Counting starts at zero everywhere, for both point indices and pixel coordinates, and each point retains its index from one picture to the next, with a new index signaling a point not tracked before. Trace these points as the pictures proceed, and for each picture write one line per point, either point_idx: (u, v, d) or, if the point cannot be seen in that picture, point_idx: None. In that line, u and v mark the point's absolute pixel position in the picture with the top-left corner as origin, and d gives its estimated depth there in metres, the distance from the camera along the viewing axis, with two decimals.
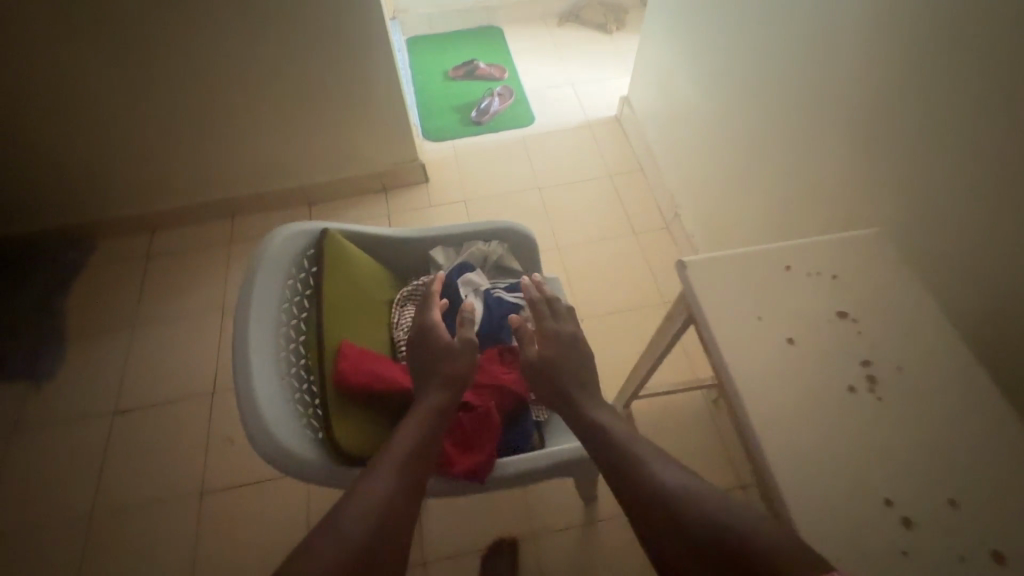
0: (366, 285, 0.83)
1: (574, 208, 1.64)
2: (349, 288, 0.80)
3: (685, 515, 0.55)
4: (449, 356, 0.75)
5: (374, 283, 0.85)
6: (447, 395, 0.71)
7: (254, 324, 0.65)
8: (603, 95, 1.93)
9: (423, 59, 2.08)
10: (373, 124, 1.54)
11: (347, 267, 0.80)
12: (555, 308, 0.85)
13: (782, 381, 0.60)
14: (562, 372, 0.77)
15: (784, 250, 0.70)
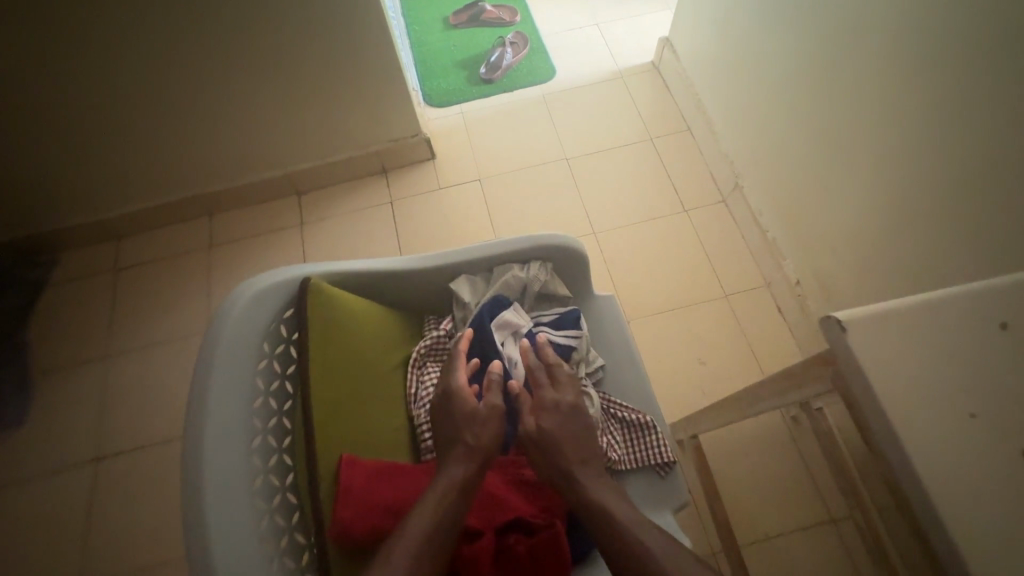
0: (371, 349, 0.61)
1: (610, 183, 1.38)
2: (346, 361, 0.58)
3: None
4: (471, 419, 0.57)
5: (381, 340, 0.62)
6: (468, 470, 0.53)
7: (211, 449, 0.45)
8: (636, 37, 1.61)
9: (418, 4, 1.75)
10: (365, 94, 1.27)
11: (340, 330, 0.58)
12: (554, 375, 0.63)
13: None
14: (563, 450, 0.57)
15: (995, 297, 0.46)
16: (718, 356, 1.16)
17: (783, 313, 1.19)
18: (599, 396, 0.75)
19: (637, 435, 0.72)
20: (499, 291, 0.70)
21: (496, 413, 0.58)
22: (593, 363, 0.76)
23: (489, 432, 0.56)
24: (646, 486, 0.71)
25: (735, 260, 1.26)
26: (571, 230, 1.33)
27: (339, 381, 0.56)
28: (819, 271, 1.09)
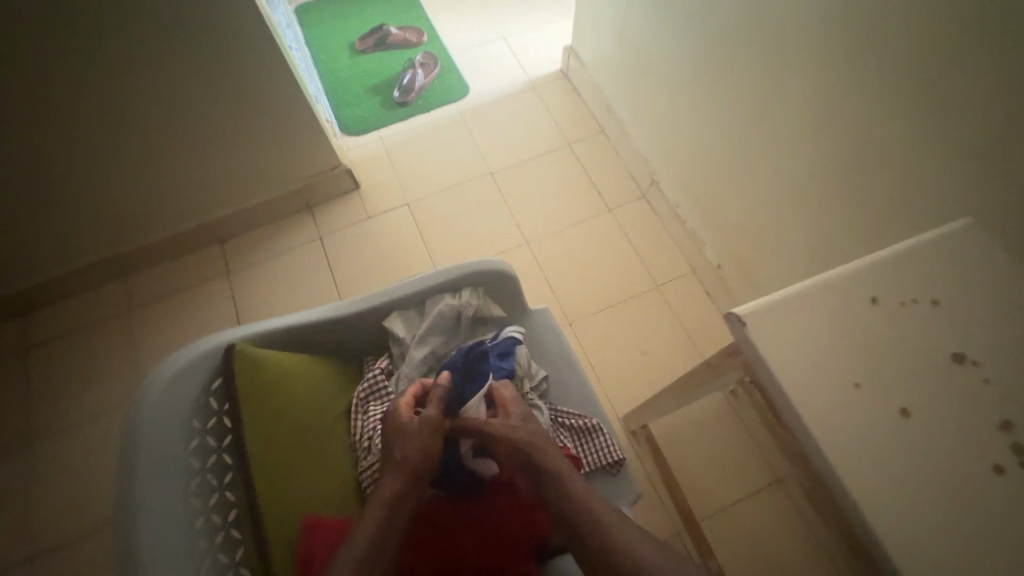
0: (308, 404, 0.60)
1: (535, 192, 1.42)
2: (281, 423, 0.57)
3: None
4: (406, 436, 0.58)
5: (318, 394, 0.62)
6: (397, 485, 0.54)
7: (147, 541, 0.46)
8: (543, 48, 1.66)
9: (322, 32, 1.71)
10: (278, 133, 1.24)
11: (274, 392, 0.57)
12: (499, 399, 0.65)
13: (923, 476, 0.44)
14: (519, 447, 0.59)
15: (866, 274, 0.53)
16: (658, 346, 1.22)
17: (710, 297, 1.27)
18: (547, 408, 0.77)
19: (585, 438, 0.75)
20: (434, 323, 0.69)
21: (429, 423, 0.59)
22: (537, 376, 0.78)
23: (417, 444, 0.57)
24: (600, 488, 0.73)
25: (661, 251, 1.33)
26: (504, 243, 1.35)
27: (269, 453, 0.55)
28: (736, 253, 1.17)
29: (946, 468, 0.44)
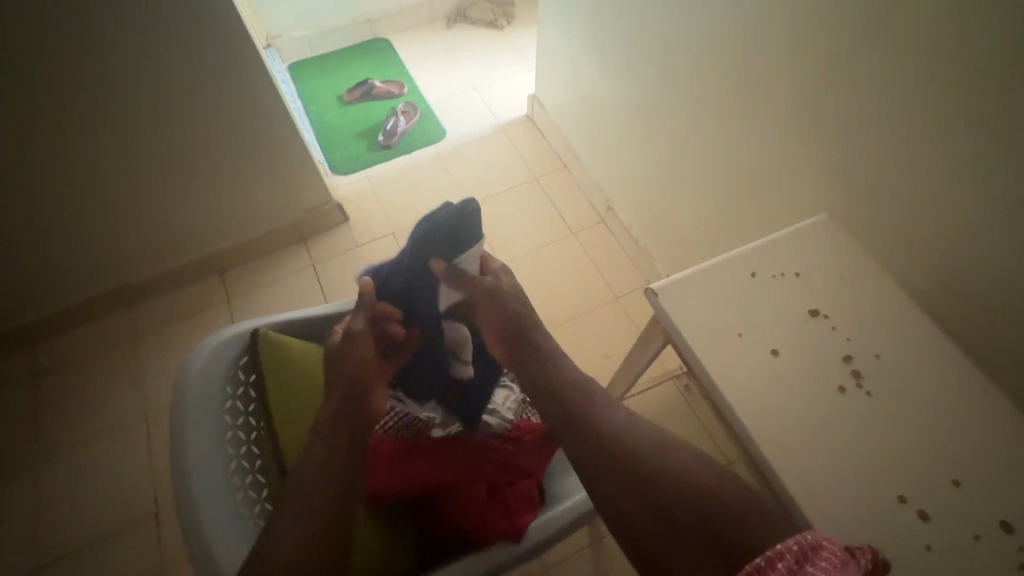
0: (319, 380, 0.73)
1: (507, 220, 1.59)
2: (300, 392, 0.70)
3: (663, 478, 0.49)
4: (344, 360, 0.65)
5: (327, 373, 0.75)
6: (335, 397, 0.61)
7: (198, 470, 0.57)
8: (510, 96, 1.88)
9: (312, 86, 1.91)
10: (277, 173, 1.40)
11: (293, 367, 0.70)
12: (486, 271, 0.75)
13: (789, 404, 0.59)
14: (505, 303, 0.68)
15: (747, 256, 0.70)
16: (620, 350, 1.37)
17: None
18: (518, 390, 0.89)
19: None
20: None
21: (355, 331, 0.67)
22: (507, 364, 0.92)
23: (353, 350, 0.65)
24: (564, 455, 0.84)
25: (619, 268, 1.51)
26: None
27: (283, 414, 0.68)
28: (681, 265, 1.35)
29: (806, 398, 0.60)
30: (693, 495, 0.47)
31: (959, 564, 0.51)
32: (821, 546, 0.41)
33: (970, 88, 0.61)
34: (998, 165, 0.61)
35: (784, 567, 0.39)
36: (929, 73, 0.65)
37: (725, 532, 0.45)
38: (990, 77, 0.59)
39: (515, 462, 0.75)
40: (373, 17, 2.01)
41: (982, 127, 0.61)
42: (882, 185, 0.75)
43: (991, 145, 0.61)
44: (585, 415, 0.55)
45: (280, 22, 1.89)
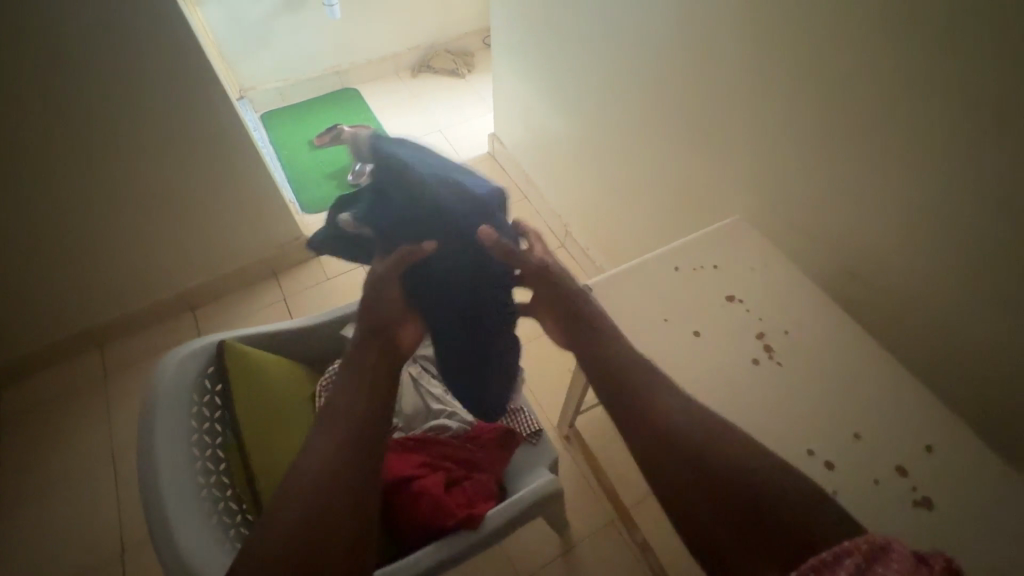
0: (281, 388, 0.77)
1: None
2: (263, 398, 0.74)
3: (708, 450, 0.54)
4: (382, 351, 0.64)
5: (289, 381, 0.79)
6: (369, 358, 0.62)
7: (164, 466, 0.60)
8: (472, 136, 2.01)
9: (284, 133, 2.01)
10: (247, 211, 1.47)
11: (256, 375, 0.74)
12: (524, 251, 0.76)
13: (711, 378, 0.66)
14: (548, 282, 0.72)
15: (672, 253, 0.78)
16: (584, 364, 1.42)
17: None
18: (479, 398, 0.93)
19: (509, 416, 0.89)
20: None
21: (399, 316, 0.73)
22: None
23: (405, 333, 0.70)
24: (525, 455, 0.86)
25: None
26: None
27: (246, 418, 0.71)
28: None
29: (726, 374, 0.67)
30: (738, 478, 0.52)
31: (860, 505, 0.57)
32: (891, 545, 0.39)
33: (837, 101, 0.72)
34: (870, 162, 0.72)
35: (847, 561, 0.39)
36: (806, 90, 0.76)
37: (768, 504, 0.50)
38: (849, 90, 0.70)
39: (469, 461, 0.80)
40: (342, 69, 2.15)
41: (851, 132, 0.72)
42: (787, 189, 0.85)
43: (859, 145, 0.72)
44: (638, 383, 0.60)
45: (253, 76, 2.01)
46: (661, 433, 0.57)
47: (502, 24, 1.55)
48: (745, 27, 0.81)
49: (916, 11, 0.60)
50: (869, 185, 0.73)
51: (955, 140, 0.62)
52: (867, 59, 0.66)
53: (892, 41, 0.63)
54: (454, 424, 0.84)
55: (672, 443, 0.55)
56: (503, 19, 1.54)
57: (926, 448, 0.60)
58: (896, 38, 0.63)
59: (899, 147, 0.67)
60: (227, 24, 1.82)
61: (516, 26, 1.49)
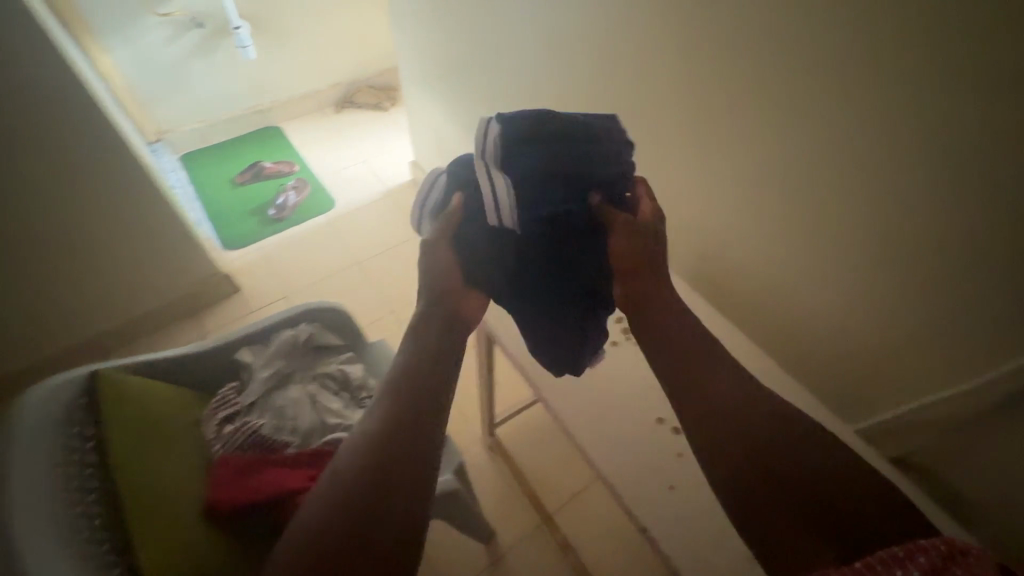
0: (162, 412, 0.77)
1: (397, 271, 1.70)
2: (142, 418, 0.74)
3: (776, 438, 0.50)
4: (429, 359, 0.55)
5: (171, 405, 0.79)
6: (421, 347, 0.56)
7: (18, 484, 0.58)
8: (396, 165, 2.06)
9: (204, 172, 2.00)
10: (158, 250, 1.45)
11: (133, 396, 0.75)
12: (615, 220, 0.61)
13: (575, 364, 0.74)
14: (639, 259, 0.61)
15: None
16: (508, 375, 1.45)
17: None
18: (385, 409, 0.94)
19: None
20: (276, 348, 0.90)
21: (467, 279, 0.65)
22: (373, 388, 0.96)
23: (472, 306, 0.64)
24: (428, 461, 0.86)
25: None
26: (373, 314, 1.58)
27: (123, 433, 0.70)
28: None
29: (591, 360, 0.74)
30: (807, 473, 0.48)
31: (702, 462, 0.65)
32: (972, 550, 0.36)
33: (668, 107, 0.81)
34: (703, 158, 0.80)
35: (922, 561, 0.36)
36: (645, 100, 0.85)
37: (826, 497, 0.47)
38: (675, 98, 0.79)
39: None
40: (263, 107, 2.17)
41: (683, 133, 0.81)
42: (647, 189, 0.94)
43: (695, 141, 0.80)
44: (694, 361, 0.54)
45: (169, 118, 2.00)
46: (730, 431, 0.50)
47: (407, 57, 1.62)
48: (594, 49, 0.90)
49: (706, 27, 0.69)
50: (709, 178, 0.82)
51: (761, 129, 0.70)
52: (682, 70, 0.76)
53: (697, 52, 0.72)
54: None
55: (736, 419, 0.50)
56: (408, 52, 1.61)
57: None
58: (698, 51, 0.72)
59: (720, 143, 0.76)
60: (136, 67, 1.82)
61: (420, 59, 1.56)
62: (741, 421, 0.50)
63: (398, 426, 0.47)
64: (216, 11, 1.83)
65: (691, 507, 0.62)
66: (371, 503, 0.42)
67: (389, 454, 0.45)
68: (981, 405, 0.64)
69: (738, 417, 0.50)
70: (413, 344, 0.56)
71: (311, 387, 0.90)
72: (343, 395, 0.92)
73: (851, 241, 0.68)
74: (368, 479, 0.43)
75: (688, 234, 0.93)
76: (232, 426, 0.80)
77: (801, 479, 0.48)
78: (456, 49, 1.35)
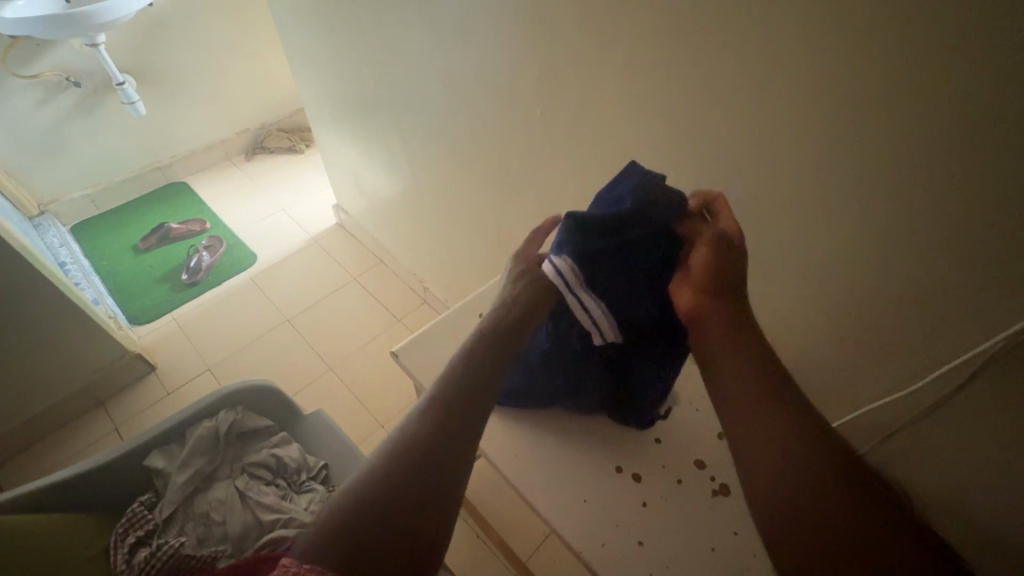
0: (60, 553, 0.66)
1: (333, 322, 1.60)
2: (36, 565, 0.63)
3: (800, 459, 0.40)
4: (462, 413, 0.51)
5: (71, 542, 0.69)
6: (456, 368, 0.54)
7: None
8: (317, 209, 1.96)
9: (102, 241, 1.81)
10: (50, 341, 1.28)
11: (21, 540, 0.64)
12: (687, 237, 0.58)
13: (515, 423, 0.69)
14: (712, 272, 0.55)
15: (475, 301, 0.83)
16: None
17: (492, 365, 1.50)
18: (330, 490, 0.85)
19: None
20: (193, 447, 0.80)
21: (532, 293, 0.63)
22: (314, 467, 0.88)
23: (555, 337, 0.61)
24: None
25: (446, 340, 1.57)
26: (310, 374, 1.47)
27: None
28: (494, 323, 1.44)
29: (530, 417, 0.70)
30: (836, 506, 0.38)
31: (670, 510, 0.61)
32: None
33: (578, 140, 0.80)
34: None
35: None
36: (556, 133, 0.83)
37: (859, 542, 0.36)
38: (584, 130, 0.78)
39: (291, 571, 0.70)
40: (163, 163, 2.01)
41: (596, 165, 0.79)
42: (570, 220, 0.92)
43: (605, 173, 0.79)
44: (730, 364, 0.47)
45: (53, 188, 1.80)
46: (771, 434, 0.42)
47: (314, 101, 1.55)
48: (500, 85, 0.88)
49: (603, 62, 0.69)
50: None
51: (659, 165, 0.69)
52: (586, 104, 0.75)
53: (598, 84, 0.71)
54: (291, 532, 0.74)
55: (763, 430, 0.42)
56: (313, 95, 1.54)
57: (718, 435, 0.68)
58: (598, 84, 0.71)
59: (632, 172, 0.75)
60: (6, 137, 1.63)
61: (327, 101, 1.49)
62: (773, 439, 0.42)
63: (388, 492, 0.44)
64: (96, 68, 1.68)
65: (655, 566, 0.57)
66: (386, 549, 0.42)
67: (369, 523, 0.43)
68: (886, 431, 0.62)
69: (769, 432, 0.42)
70: (456, 360, 0.55)
71: (239, 482, 0.80)
72: (278, 484, 0.83)
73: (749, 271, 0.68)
74: (386, 523, 0.43)
75: None
76: (145, 551, 0.69)
77: (848, 513, 0.37)
78: (364, 90, 1.30)
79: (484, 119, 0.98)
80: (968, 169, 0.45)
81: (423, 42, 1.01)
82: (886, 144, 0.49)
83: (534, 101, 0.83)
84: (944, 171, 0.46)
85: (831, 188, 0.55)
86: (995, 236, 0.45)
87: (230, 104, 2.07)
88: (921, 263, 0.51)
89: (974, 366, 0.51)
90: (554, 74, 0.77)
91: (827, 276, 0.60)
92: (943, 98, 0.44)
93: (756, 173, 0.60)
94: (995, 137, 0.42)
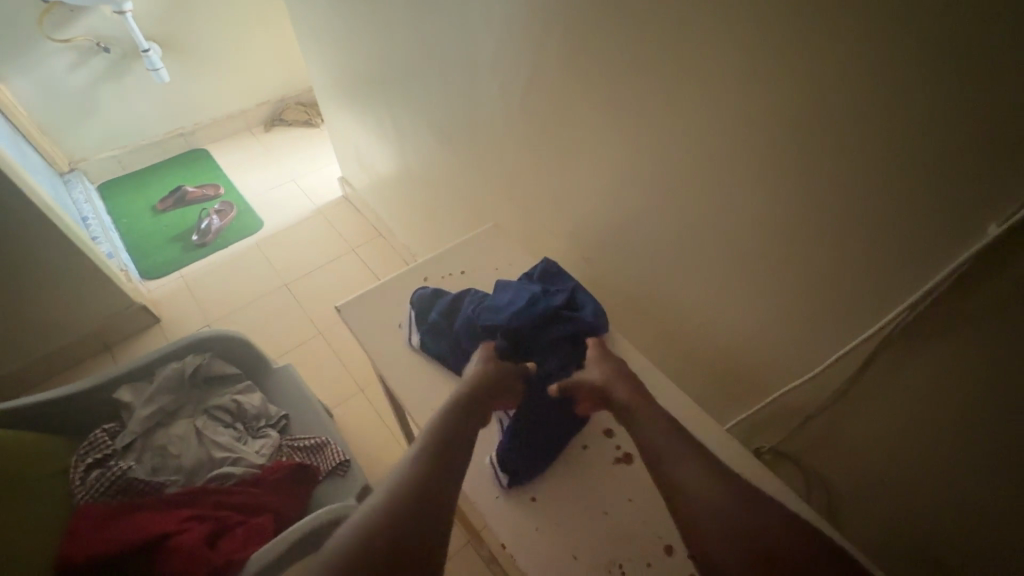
0: (37, 461, 0.75)
1: (328, 289, 1.66)
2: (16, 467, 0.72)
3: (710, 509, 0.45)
4: (450, 441, 0.53)
5: (48, 453, 0.78)
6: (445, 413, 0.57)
7: None
8: (325, 181, 2.02)
9: (124, 200, 1.93)
10: (61, 288, 1.37)
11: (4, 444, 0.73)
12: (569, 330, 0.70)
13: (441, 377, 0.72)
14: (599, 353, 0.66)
15: (424, 265, 0.87)
16: None
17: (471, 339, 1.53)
18: (283, 437, 0.90)
19: (314, 453, 0.87)
20: (159, 385, 0.86)
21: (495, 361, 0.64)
22: (274, 416, 0.93)
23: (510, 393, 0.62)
24: (331, 486, 0.84)
25: None
26: (300, 337, 1.54)
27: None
28: None
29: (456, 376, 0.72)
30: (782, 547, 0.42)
31: (569, 471, 0.63)
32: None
33: (530, 113, 0.82)
34: (563, 163, 0.81)
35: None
36: (512, 107, 0.85)
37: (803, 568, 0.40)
38: (534, 104, 0.80)
39: (251, 503, 0.77)
40: (185, 130, 2.11)
41: (546, 138, 0.81)
42: (526, 196, 0.93)
43: (553, 147, 0.81)
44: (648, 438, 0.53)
45: (83, 147, 1.92)
46: (697, 493, 0.47)
47: (318, 74, 1.60)
48: (465, 59, 0.90)
49: (547, 34, 0.71)
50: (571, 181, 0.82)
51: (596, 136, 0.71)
52: (535, 78, 0.77)
53: (544, 56, 0.73)
54: (238, 470, 0.80)
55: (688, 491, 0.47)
56: (318, 69, 1.59)
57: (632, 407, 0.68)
58: (544, 57, 0.73)
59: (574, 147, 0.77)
60: (40, 96, 1.74)
61: (329, 74, 1.53)
62: (701, 488, 0.47)
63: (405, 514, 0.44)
64: (123, 35, 1.77)
65: (543, 521, 0.59)
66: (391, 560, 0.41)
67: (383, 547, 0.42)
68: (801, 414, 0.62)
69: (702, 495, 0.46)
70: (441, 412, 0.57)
71: (198, 421, 0.86)
72: (236, 426, 0.88)
73: (674, 244, 0.69)
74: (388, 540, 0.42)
75: (563, 238, 0.89)
76: (99, 472, 0.76)
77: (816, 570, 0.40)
78: (358, 63, 1.33)
79: (454, 94, 1.00)
80: (849, 137, 0.45)
81: (401, 15, 1.03)
82: (780, 114, 0.50)
83: (493, 74, 0.85)
84: (830, 140, 0.47)
85: (741, 159, 0.55)
86: (884, 208, 0.46)
87: (250, 77, 2.15)
88: (824, 236, 0.52)
89: (880, 341, 0.51)
90: (508, 47, 0.79)
91: (739, 251, 0.61)
92: (826, 65, 0.45)
93: (680, 146, 0.61)
94: (870, 103, 0.43)
